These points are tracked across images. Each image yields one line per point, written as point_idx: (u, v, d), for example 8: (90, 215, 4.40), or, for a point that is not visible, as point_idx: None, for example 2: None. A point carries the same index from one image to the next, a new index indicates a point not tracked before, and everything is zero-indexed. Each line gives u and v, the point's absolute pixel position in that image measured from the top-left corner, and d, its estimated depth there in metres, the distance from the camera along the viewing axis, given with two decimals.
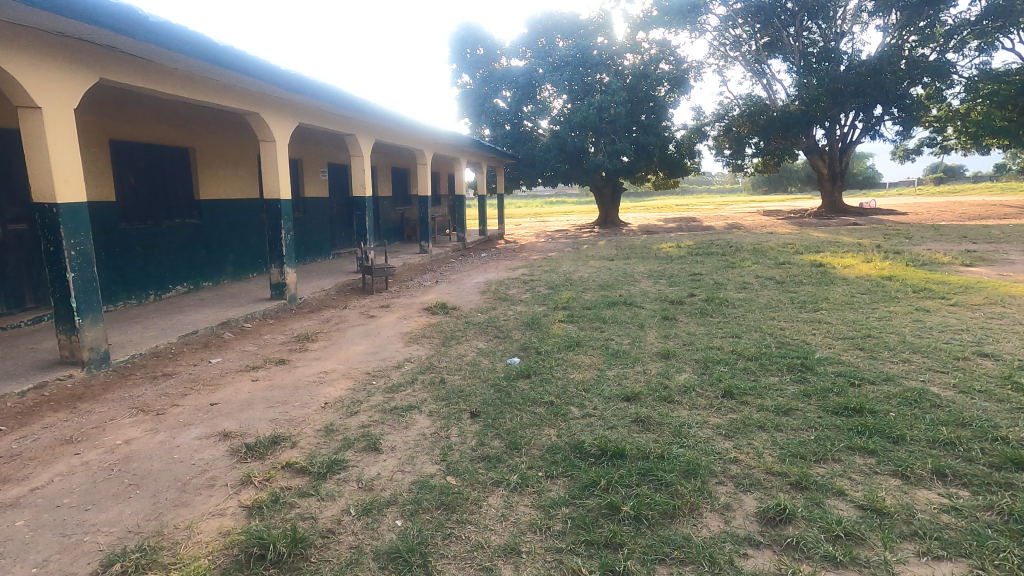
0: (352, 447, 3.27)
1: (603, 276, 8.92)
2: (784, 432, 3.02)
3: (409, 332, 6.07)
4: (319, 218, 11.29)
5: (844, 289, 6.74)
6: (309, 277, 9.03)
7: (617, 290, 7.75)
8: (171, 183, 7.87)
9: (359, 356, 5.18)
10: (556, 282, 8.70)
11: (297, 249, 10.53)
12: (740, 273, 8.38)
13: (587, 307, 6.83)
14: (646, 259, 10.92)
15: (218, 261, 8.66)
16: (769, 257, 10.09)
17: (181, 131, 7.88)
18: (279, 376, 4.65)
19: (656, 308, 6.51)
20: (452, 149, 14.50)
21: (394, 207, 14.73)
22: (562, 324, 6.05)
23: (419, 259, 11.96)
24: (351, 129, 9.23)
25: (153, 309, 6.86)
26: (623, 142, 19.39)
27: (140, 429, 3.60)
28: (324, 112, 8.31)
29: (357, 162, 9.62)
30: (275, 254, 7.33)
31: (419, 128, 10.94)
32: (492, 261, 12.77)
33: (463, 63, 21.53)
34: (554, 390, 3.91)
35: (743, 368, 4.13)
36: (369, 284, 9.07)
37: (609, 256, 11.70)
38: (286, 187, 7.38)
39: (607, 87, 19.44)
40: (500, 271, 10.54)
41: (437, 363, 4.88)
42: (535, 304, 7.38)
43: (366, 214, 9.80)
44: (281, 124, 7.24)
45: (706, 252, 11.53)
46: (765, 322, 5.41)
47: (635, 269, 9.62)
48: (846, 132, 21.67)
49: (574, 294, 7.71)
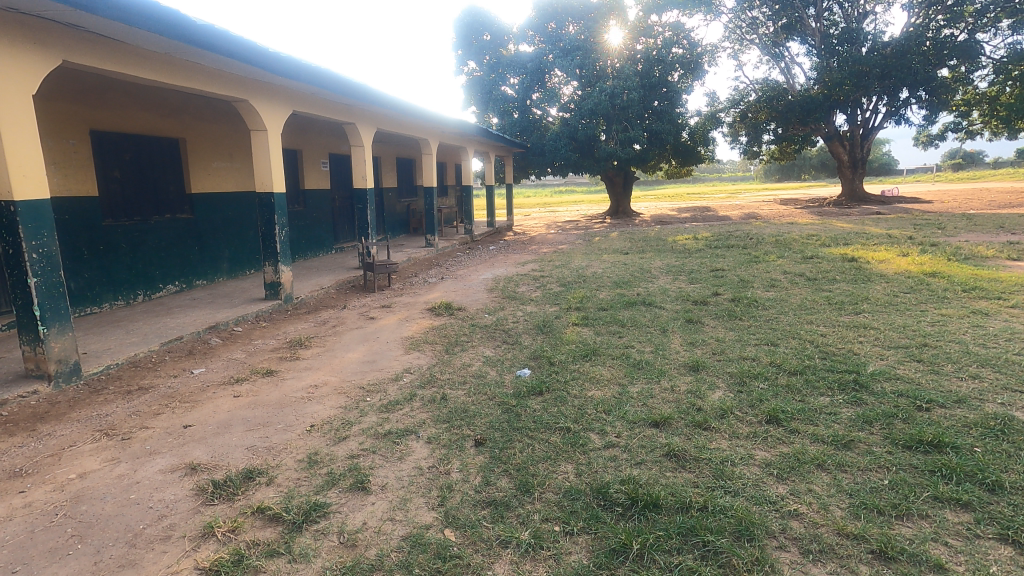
0: (337, 485, 2.81)
1: (618, 272, 8.40)
2: (852, 474, 2.50)
3: (410, 336, 5.60)
4: (320, 211, 10.86)
5: (884, 287, 6.17)
6: (308, 274, 8.60)
7: (634, 288, 7.22)
8: (160, 176, 7.44)
9: (355, 367, 4.72)
10: (568, 278, 8.21)
11: (298, 244, 10.14)
12: (765, 269, 7.81)
13: (603, 307, 6.33)
14: (662, 253, 10.36)
15: (213, 258, 8.25)
16: (794, 250, 9.49)
17: (172, 120, 7.45)
18: (264, 391, 4.20)
19: (678, 309, 6.00)
20: (458, 139, 13.99)
21: (399, 198, 14.30)
22: (577, 328, 5.55)
23: (425, 254, 11.49)
24: (351, 118, 8.74)
25: (140, 312, 6.46)
26: (635, 129, 18.71)
27: (98, 459, 3.16)
28: (319, 98, 7.80)
29: (358, 153, 9.14)
30: (269, 251, 6.88)
31: (424, 115, 10.42)
32: (501, 255, 12.27)
33: (470, 49, 20.94)
34: (570, 412, 3.43)
35: (786, 384, 3.62)
36: (370, 282, 8.63)
37: (622, 250, 11.15)
38: (280, 180, 6.90)
39: (619, 73, 18.71)
40: (509, 266, 10.05)
41: (439, 375, 4.42)
42: (546, 304, 6.88)
43: (368, 208, 9.34)
44: (273, 112, 6.76)
45: (725, 245, 10.95)
46: (802, 327, 4.88)
47: (652, 264, 9.08)
48: (868, 117, 20.83)
49: (588, 292, 7.21)
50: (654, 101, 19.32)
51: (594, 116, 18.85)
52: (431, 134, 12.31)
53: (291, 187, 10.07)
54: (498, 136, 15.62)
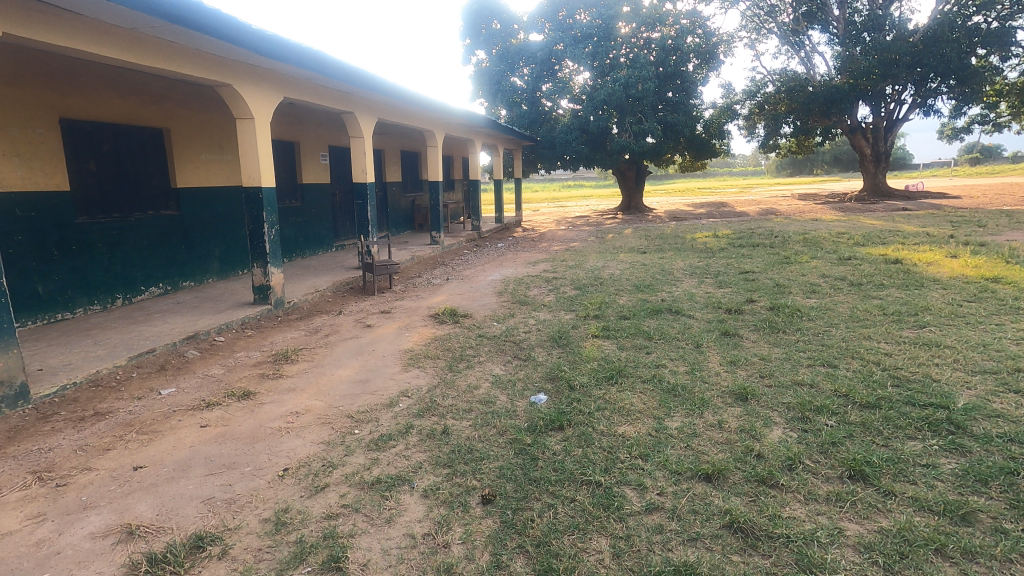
0: (307, 562, 2.21)
1: (638, 274, 7.74)
2: (989, 569, 1.88)
3: (409, 349, 4.99)
4: (318, 206, 10.27)
5: (944, 294, 5.49)
6: (303, 275, 8.02)
7: (657, 293, 6.57)
8: (141, 169, 6.86)
9: (345, 388, 4.11)
10: (584, 281, 7.57)
11: (294, 242, 9.59)
12: (800, 271, 7.13)
13: (626, 315, 5.69)
14: (682, 252, 9.68)
15: (201, 257, 7.69)
16: (827, 250, 8.78)
17: (154, 109, 6.87)
18: (237, 419, 3.60)
19: (711, 319, 5.33)
20: (465, 131, 13.35)
21: (404, 192, 13.71)
22: (597, 341, 4.91)
23: (430, 251, 10.88)
24: (350, 106, 8.11)
25: (116, 318, 5.90)
26: (650, 121, 17.93)
27: (20, 516, 2.58)
28: (314, 84, 7.18)
29: (358, 145, 8.49)
30: (257, 251, 6.28)
31: (429, 105, 9.77)
32: (510, 253, 11.65)
33: (478, 38, 20.26)
34: (599, 457, 2.81)
35: (862, 423, 2.96)
36: (370, 284, 8.04)
37: (639, 248, 10.48)
38: (269, 173, 6.26)
39: (633, 62, 17.88)
40: (519, 266, 9.42)
41: (441, 401, 3.80)
42: (560, 310, 6.24)
43: (368, 204, 8.73)
44: (261, 98, 6.13)
45: (749, 244, 10.26)
46: (860, 344, 4.23)
47: (674, 264, 8.42)
48: (892, 109, 19.96)
49: (606, 297, 6.56)
50: (669, 93, 18.58)
51: (606, 107, 18.12)
52: (438, 126, 11.67)
53: (286, 181, 9.50)
54: (507, 129, 14.93)
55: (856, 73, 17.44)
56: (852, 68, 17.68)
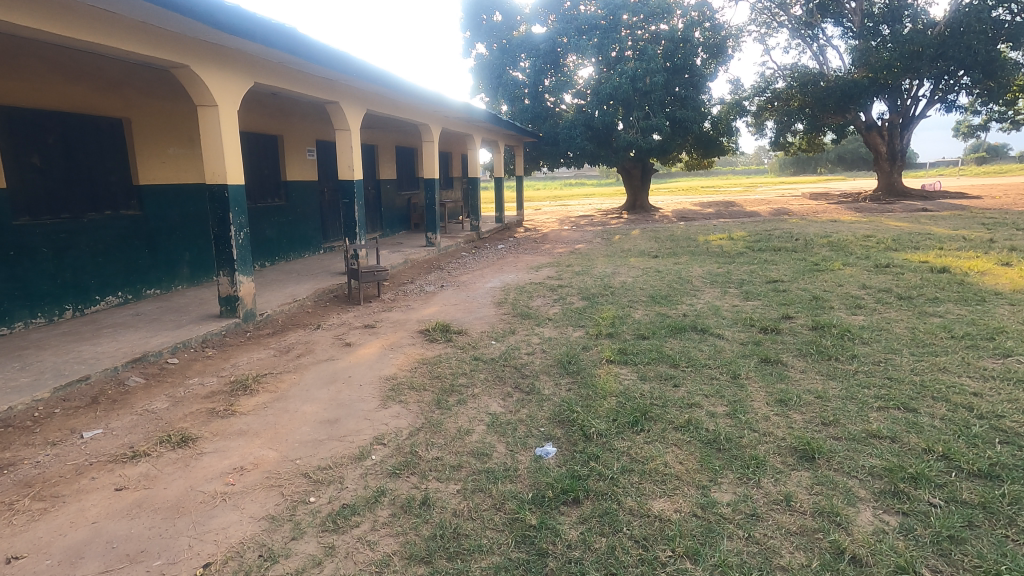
0: None
1: (653, 282, 7.00)
2: None
3: (392, 376, 4.23)
4: (303, 205, 9.53)
5: (1014, 311, 4.74)
6: (282, 283, 7.26)
7: (677, 306, 5.80)
8: (97, 164, 6.11)
9: (307, 432, 3.35)
10: (593, 290, 6.83)
11: (276, 244, 8.89)
12: (835, 281, 6.38)
13: (644, 333, 4.94)
14: (697, 257, 8.93)
15: (169, 262, 6.94)
16: (858, 256, 8.03)
17: (112, 96, 6.12)
18: (165, 478, 2.84)
19: (744, 340, 4.57)
20: (463, 125, 12.59)
21: (399, 190, 13.04)
22: (613, 368, 4.17)
23: (424, 254, 10.13)
24: (336, 96, 7.36)
25: (60, 334, 5.14)
26: (658, 116, 17.14)
27: None
28: (294, 69, 6.42)
29: (345, 139, 7.72)
30: (223, 257, 5.52)
31: (424, 96, 9.00)
32: (510, 256, 10.91)
33: (478, 30, 19.50)
34: (632, 557, 2.08)
35: (982, 504, 2.23)
36: (356, 292, 7.29)
37: (651, 252, 9.74)
38: (236, 168, 5.49)
39: (640, 54, 17.07)
40: (521, 271, 8.68)
41: (424, 453, 3.05)
42: (568, 326, 5.48)
43: (355, 203, 7.95)
44: (228, 83, 5.37)
45: (770, 248, 9.50)
46: (938, 378, 3.47)
47: (691, 271, 7.67)
48: (909, 105, 19.19)
49: (619, 310, 5.80)
50: (677, 87, 17.81)
51: (612, 102, 17.36)
52: (433, 120, 10.90)
53: (268, 178, 8.84)
54: (509, 124, 14.14)
55: (875, 66, 16.58)
56: (871, 61, 16.84)
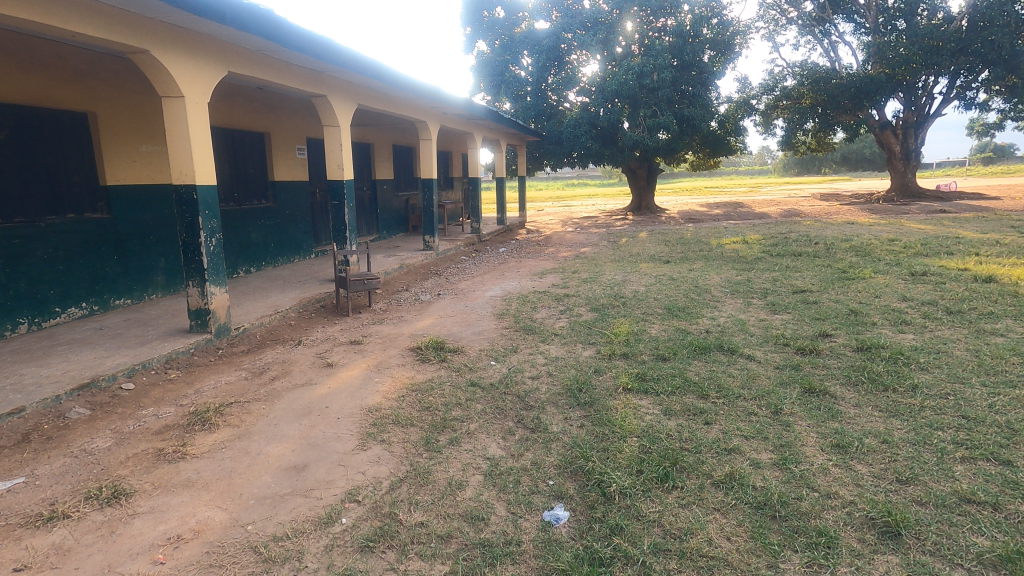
0: None
1: (668, 291, 6.44)
2: None
3: (375, 407, 3.67)
4: (291, 207, 9.00)
5: None
6: (265, 292, 6.70)
7: (697, 320, 5.22)
8: (58, 163, 5.55)
9: (267, 484, 2.78)
10: (603, 300, 6.26)
11: (262, 249, 8.36)
12: (870, 291, 5.81)
13: (665, 354, 4.37)
14: (713, 262, 8.35)
15: (142, 269, 6.38)
16: (886, 262, 7.44)
17: (76, 88, 5.57)
18: (81, 553, 2.28)
19: (780, 363, 3.99)
20: (462, 123, 12.05)
21: (397, 190, 12.52)
22: (632, 399, 3.60)
23: (420, 259, 9.56)
24: (324, 89, 6.80)
25: (7, 353, 4.58)
26: (665, 114, 16.53)
27: None
28: (275, 59, 5.86)
29: (335, 136, 7.16)
30: (193, 266, 4.96)
31: (421, 91, 8.42)
32: (512, 260, 10.34)
33: (479, 26, 18.93)
34: None
35: None
36: (344, 302, 6.73)
37: (662, 257, 9.16)
38: (207, 167, 4.92)
39: (647, 49, 16.51)
40: (524, 277, 8.12)
41: (406, 516, 2.48)
42: (577, 344, 4.90)
43: (345, 205, 7.37)
44: (198, 72, 4.80)
45: (789, 252, 8.91)
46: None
47: (708, 279, 7.09)
48: (925, 102, 18.58)
49: (633, 325, 5.23)
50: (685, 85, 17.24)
51: (618, 99, 16.81)
52: (431, 117, 10.35)
53: (254, 178, 8.30)
54: (511, 121, 13.55)
55: (893, 61, 15.97)
56: (888, 56, 16.20)
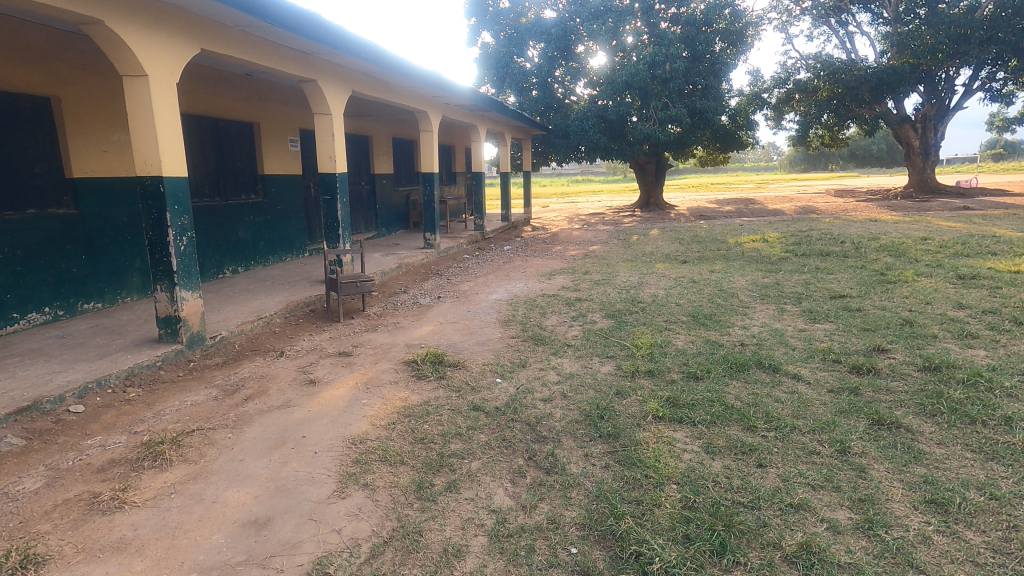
0: None
1: (690, 296, 5.86)
2: None
3: (361, 439, 3.11)
4: (282, 202, 8.46)
5: None
6: (249, 296, 6.15)
7: (728, 330, 4.64)
8: (16, 153, 5.00)
9: (217, 548, 2.22)
10: (619, 305, 5.70)
11: (250, 247, 7.83)
12: (919, 297, 5.22)
13: (697, 371, 3.79)
14: (734, 263, 7.77)
15: (114, 271, 5.83)
16: (926, 263, 6.84)
17: (36, 69, 5.00)
18: None
19: (835, 386, 3.41)
20: (465, 114, 11.46)
21: (397, 185, 11.97)
22: (665, 429, 3.03)
23: (420, 258, 9.01)
24: (315, 73, 6.24)
25: None
26: (677, 106, 15.89)
27: None
28: (257, 37, 5.27)
29: (327, 125, 6.59)
30: (161, 268, 4.41)
31: (421, 77, 7.83)
32: (518, 259, 9.78)
33: (483, 16, 18.30)
34: None
35: None
36: (336, 306, 6.18)
37: (678, 257, 8.58)
38: (177, 157, 4.36)
39: (659, 38, 15.87)
40: (531, 278, 7.56)
41: None
42: (593, 357, 4.34)
43: (338, 200, 6.81)
44: (164, 48, 4.21)
45: (815, 252, 8.33)
46: None
47: (733, 281, 6.50)
48: (947, 95, 17.89)
49: (656, 335, 4.65)
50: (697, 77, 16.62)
51: (628, 91, 16.21)
52: (432, 107, 9.78)
53: (241, 171, 7.76)
54: (516, 114, 12.94)
55: (919, 50, 15.34)
56: (913, 44, 15.53)
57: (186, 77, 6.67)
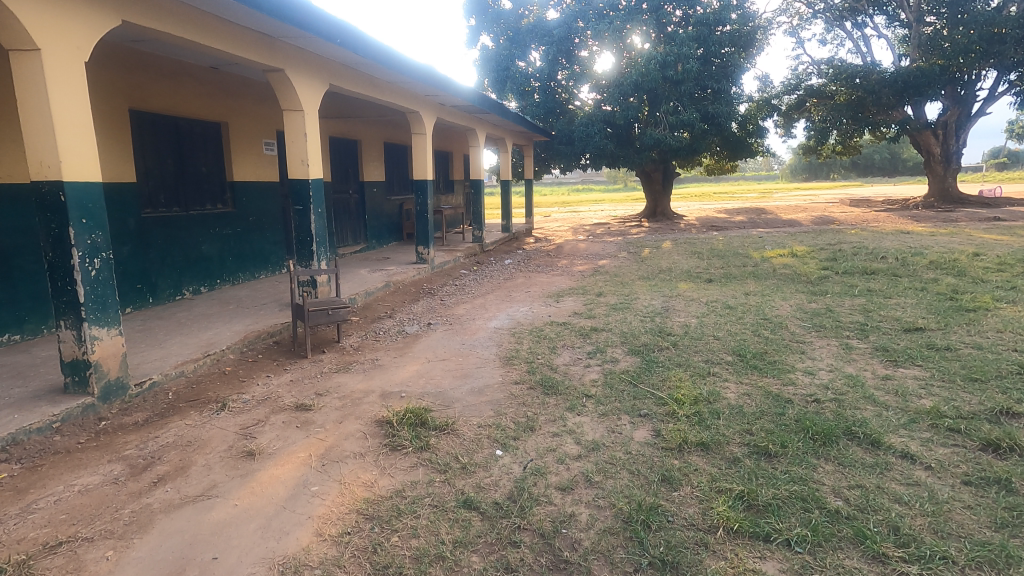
0: None
1: (729, 325, 4.89)
2: None
3: (297, 565, 2.12)
4: (255, 213, 7.51)
5: None
6: (203, 328, 5.16)
7: (790, 377, 3.67)
8: None
9: None
10: (644, 338, 4.72)
11: (215, 263, 6.87)
12: (1017, 330, 4.26)
13: (768, 444, 2.80)
14: (768, 283, 6.79)
15: (36, 296, 4.82)
16: (995, 284, 5.89)
17: None
18: None
19: (974, 478, 2.43)
20: (463, 117, 10.54)
21: (390, 194, 11.03)
22: (750, 556, 2.04)
23: (411, 274, 8.05)
24: (282, 61, 5.31)
25: None
26: (689, 110, 15.03)
27: None
28: (201, 13, 4.33)
29: (298, 123, 5.64)
30: (65, 299, 3.42)
31: (411, 72, 6.91)
32: (521, 275, 8.82)
33: (483, 17, 17.49)
34: None
35: None
36: (304, 337, 5.19)
37: (701, 274, 7.62)
38: (86, 156, 3.40)
39: (670, 39, 15.06)
40: (536, 300, 6.60)
41: None
42: (622, 416, 3.36)
43: (312, 210, 5.85)
44: (69, 15, 3.26)
45: (857, 269, 7.36)
46: None
47: (776, 306, 5.52)
48: (970, 100, 17.02)
49: (699, 384, 3.67)
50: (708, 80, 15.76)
51: (636, 94, 15.34)
52: (427, 108, 8.86)
53: (205, 178, 6.80)
54: (519, 117, 12.02)
55: (950, 51, 14.53)
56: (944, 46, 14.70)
57: (136, 67, 5.75)
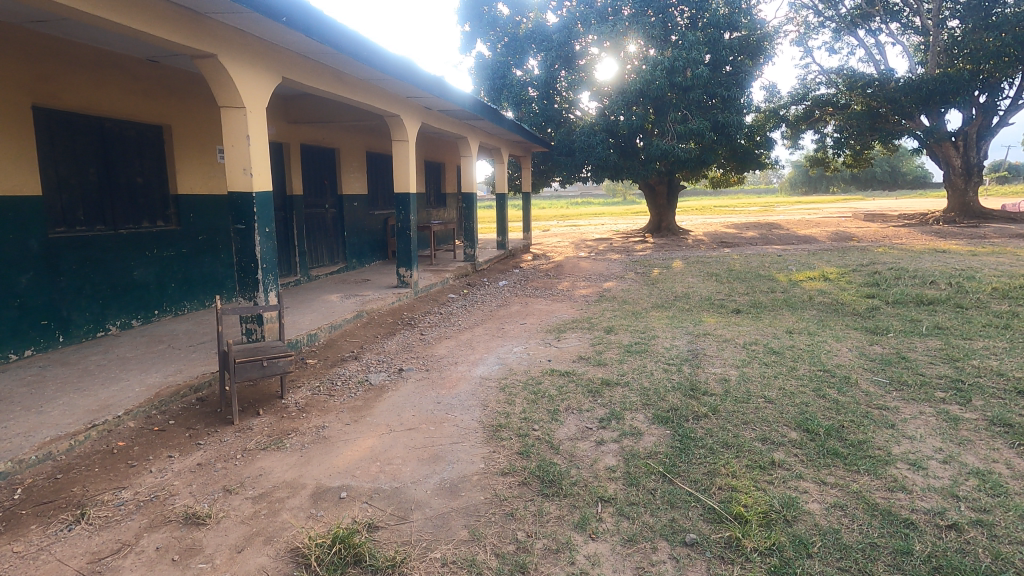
0: None
1: (780, 380, 3.78)
2: None
3: None
4: (203, 230, 6.42)
5: None
6: (108, 380, 4.06)
7: (896, 475, 2.57)
8: None
9: None
10: (672, 398, 3.61)
11: (150, 291, 5.77)
12: None
13: None
14: (808, 315, 5.71)
15: None
16: None
17: None
18: None
19: None
20: (453, 124, 9.51)
21: (372, 208, 9.97)
22: None
23: (389, 301, 6.94)
24: (214, 45, 4.25)
25: None
26: (698, 118, 14.04)
27: None
28: None
29: (240, 123, 4.58)
30: None
31: (387, 68, 5.86)
32: (517, 300, 7.74)
33: (478, 23, 16.66)
34: None
35: None
36: (236, 393, 4.07)
37: (725, 303, 6.52)
38: None
39: (677, 42, 14.17)
40: (534, 336, 5.49)
41: None
42: (660, 542, 2.26)
43: (256, 230, 4.76)
44: None
45: (908, 297, 6.28)
46: None
47: (834, 351, 4.40)
48: (992, 111, 16.09)
49: (766, 485, 2.57)
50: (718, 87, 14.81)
51: (642, 102, 14.36)
52: (410, 112, 7.82)
53: (142, 190, 5.74)
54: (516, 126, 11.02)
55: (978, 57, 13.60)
56: (970, 50, 13.98)
57: (43, 55, 4.71)
